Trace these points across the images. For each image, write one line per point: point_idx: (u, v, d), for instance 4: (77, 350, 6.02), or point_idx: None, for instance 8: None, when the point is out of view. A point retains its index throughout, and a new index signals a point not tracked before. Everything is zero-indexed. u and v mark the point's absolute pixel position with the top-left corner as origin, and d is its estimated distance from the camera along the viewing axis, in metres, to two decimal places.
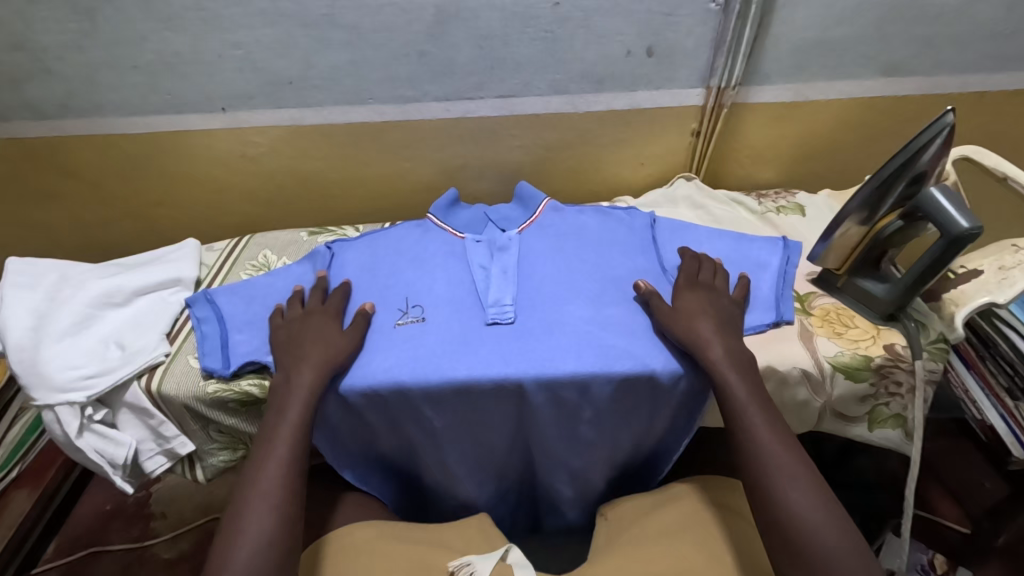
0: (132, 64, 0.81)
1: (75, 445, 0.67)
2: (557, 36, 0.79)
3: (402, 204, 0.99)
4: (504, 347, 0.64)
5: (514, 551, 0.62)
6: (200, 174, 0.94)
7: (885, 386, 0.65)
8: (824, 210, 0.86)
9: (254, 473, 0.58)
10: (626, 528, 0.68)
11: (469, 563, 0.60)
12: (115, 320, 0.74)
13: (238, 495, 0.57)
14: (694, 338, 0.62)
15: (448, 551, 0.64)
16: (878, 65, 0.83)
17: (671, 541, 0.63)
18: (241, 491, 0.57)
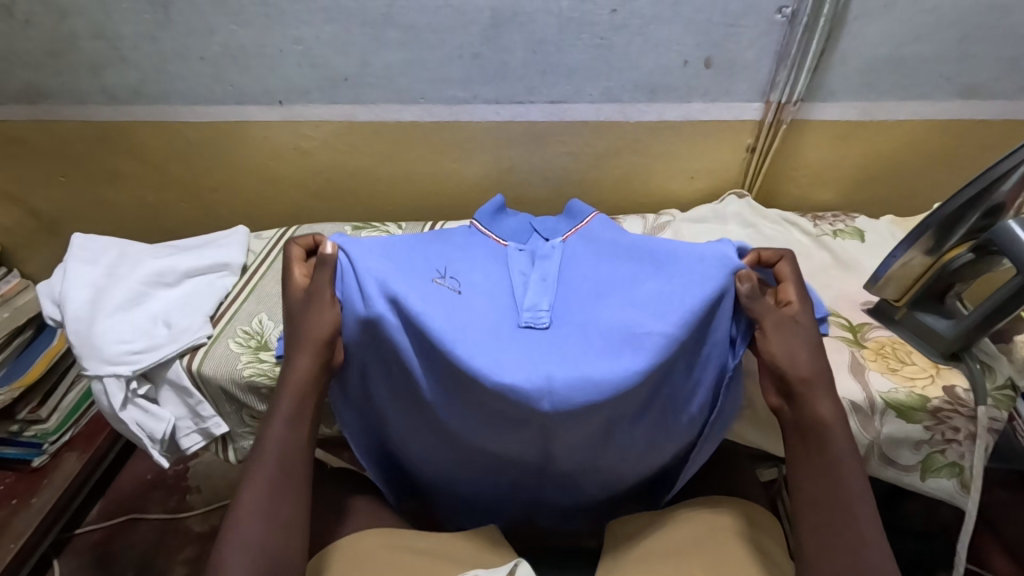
0: (199, 55, 0.84)
1: (119, 416, 0.70)
2: (613, 43, 0.77)
3: (445, 205, 1.00)
4: (536, 350, 0.63)
5: (523, 566, 0.63)
6: (256, 164, 0.97)
7: (941, 432, 0.60)
8: (886, 236, 0.81)
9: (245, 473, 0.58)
10: (638, 547, 0.67)
11: None
12: (164, 299, 0.77)
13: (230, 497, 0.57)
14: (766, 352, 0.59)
15: (452, 563, 0.64)
16: (956, 87, 0.78)
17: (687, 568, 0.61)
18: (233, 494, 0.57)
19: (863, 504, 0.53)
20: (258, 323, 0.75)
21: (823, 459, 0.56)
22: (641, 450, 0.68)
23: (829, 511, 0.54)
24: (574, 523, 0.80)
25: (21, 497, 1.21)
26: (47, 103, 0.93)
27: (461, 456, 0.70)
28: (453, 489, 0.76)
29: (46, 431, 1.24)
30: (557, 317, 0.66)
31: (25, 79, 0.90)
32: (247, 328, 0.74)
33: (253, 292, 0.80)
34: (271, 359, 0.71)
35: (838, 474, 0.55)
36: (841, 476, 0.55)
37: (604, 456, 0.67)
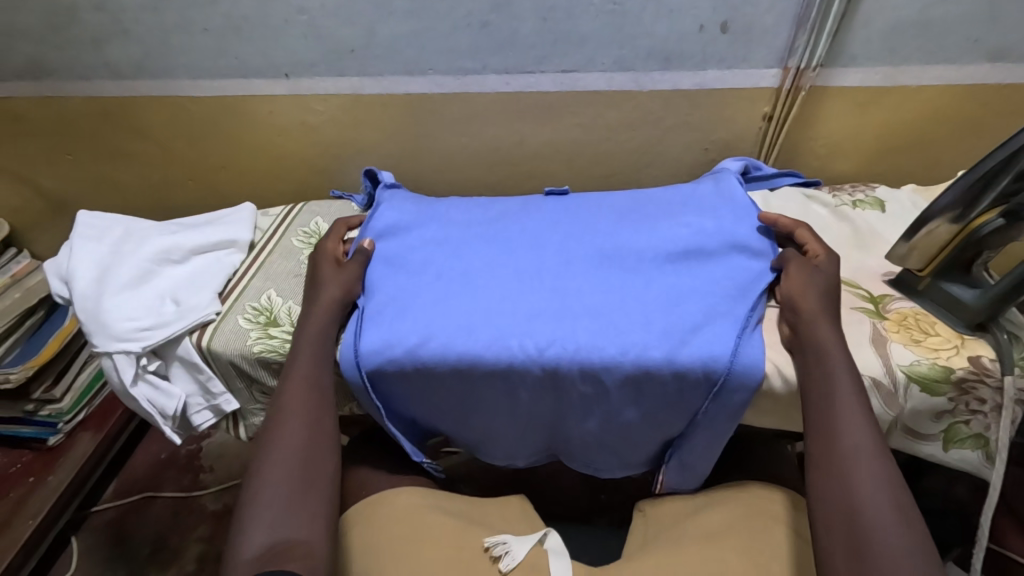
0: (203, 27, 0.82)
1: (130, 392, 0.69)
2: (626, 8, 0.75)
3: (454, 179, 0.97)
4: (548, 241, 0.76)
5: (552, 537, 0.68)
6: (261, 140, 0.96)
7: (965, 403, 0.58)
8: (908, 207, 0.78)
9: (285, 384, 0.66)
10: (667, 530, 0.70)
11: (505, 542, 0.67)
12: (172, 277, 0.76)
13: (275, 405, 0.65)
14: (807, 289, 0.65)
15: (486, 528, 0.69)
16: (985, 49, 0.75)
17: (713, 546, 0.65)
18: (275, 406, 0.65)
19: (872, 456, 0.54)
20: (266, 299, 0.74)
21: (821, 387, 0.58)
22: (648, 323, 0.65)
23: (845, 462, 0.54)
24: (592, 456, 0.73)
25: (38, 475, 1.23)
26: (50, 79, 0.91)
27: (457, 330, 0.66)
28: (452, 398, 0.69)
29: (61, 411, 1.26)
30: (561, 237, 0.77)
31: (27, 54, 0.88)
32: (256, 304, 0.74)
33: (261, 269, 0.79)
34: (281, 335, 0.70)
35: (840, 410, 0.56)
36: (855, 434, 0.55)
37: (618, 323, 0.65)
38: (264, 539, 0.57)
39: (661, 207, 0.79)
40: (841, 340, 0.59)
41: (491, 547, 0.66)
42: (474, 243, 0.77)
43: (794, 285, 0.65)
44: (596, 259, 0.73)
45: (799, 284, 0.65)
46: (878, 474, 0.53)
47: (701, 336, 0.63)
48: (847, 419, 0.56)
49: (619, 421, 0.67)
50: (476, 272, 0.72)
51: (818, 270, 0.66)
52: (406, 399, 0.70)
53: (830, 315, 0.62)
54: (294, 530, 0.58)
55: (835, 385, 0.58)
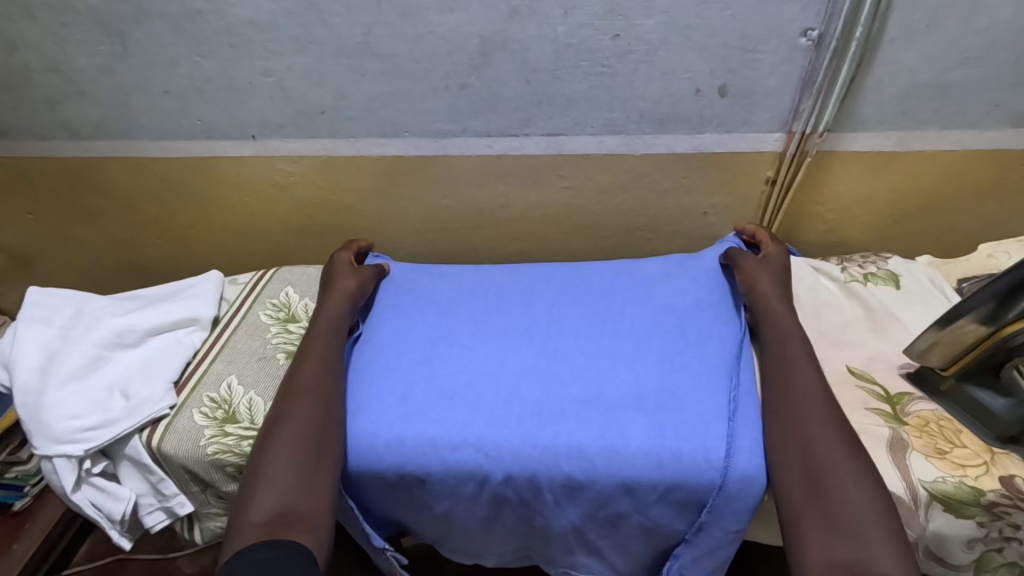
0: (163, 89, 0.77)
1: (72, 499, 0.63)
2: (615, 71, 0.69)
3: (437, 240, 0.92)
4: (545, 297, 0.74)
5: None
6: (231, 200, 0.90)
7: (998, 529, 0.52)
8: (925, 283, 0.72)
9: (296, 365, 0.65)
10: None
11: None
12: (126, 360, 0.71)
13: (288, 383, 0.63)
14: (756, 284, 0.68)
15: None
16: (1006, 113, 0.69)
17: None
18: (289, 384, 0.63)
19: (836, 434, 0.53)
20: (226, 389, 0.68)
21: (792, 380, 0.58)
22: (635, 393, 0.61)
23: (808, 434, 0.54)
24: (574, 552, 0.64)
25: (3, 543, 1.16)
26: (6, 139, 0.86)
27: (447, 379, 0.65)
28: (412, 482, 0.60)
29: (28, 473, 1.19)
30: (555, 292, 0.74)
31: None
32: (214, 396, 0.67)
33: (223, 350, 0.73)
34: (238, 433, 0.64)
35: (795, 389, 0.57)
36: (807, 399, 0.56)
37: (600, 388, 0.62)
38: (274, 505, 0.53)
39: (653, 281, 0.73)
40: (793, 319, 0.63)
41: None
42: (465, 304, 0.74)
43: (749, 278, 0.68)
44: (587, 325, 0.69)
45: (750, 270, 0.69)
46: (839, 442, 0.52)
47: (689, 428, 0.58)
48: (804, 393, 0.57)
49: (606, 511, 0.59)
50: (469, 330, 0.70)
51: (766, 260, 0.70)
52: (364, 492, 0.63)
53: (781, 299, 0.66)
54: (304, 490, 0.54)
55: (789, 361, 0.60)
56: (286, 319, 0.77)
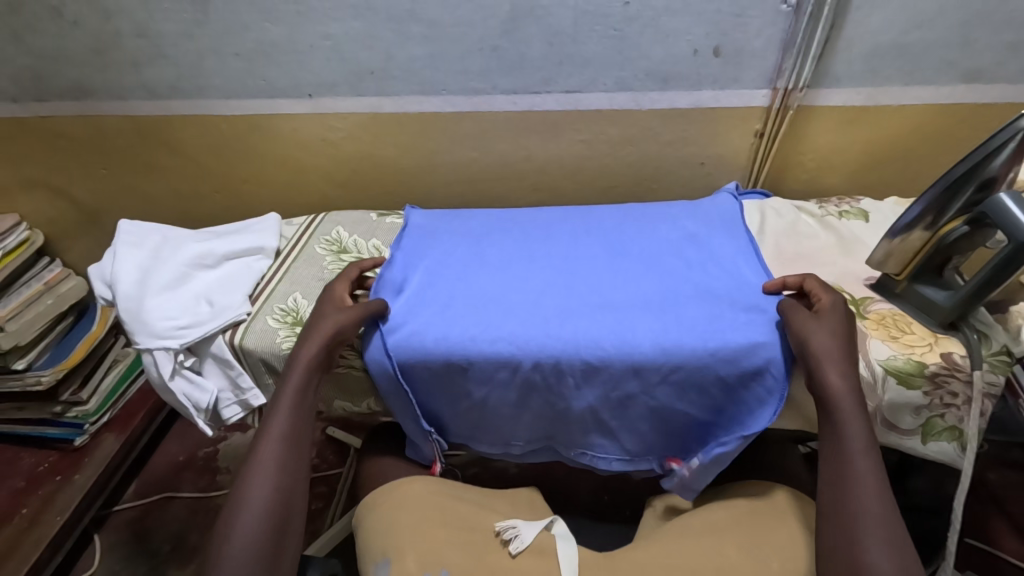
0: (235, 52, 0.89)
1: (168, 386, 0.75)
2: (625, 34, 0.81)
3: (466, 190, 1.03)
4: (560, 235, 0.85)
5: (558, 523, 0.72)
6: (285, 155, 1.02)
7: (940, 397, 0.63)
8: (890, 217, 0.84)
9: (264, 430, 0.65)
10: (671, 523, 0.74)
11: (515, 527, 0.71)
12: (206, 280, 0.83)
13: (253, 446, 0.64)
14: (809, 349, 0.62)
15: (496, 513, 0.75)
16: (959, 71, 0.81)
17: (716, 538, 0.69)
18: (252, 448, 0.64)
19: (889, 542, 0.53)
20: (293, 301, 0.80)
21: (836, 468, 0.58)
22: (643, 300, 0.73)
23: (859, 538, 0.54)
24: (592, 435, 0.75)
25: (64, 474, 1.28)
26: (92, 99, 0.98)
27: (478, 304, 0.75)
28: (454, 372, 0.71)
29: (87, 412, 1.32)
30: (569, 229, 0.86)
31: (72, 76, 0.96)
32: (283, 306, 0.80)
33: (287, 273, 0.85)
34: None
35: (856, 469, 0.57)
36: (865, 508, 0.55)
37: (612, 302, 0.73)
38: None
39: (654, 219, 0.85)
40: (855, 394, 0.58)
41: (502, 531, 0.71)
42: (494, 238, 0.86)
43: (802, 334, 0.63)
44: (602, 251, 0.81)
45: (806, 328, 0.64)
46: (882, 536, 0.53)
47: (688, 322, 0.69)
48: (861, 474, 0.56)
49: (619, 394, 0.70)
50: (499, 260, 0.82)
51: (825, 315, 0.64)
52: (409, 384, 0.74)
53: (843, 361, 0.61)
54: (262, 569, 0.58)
55: (849, 451, 0.58)
56: (339, 251, 0.89)
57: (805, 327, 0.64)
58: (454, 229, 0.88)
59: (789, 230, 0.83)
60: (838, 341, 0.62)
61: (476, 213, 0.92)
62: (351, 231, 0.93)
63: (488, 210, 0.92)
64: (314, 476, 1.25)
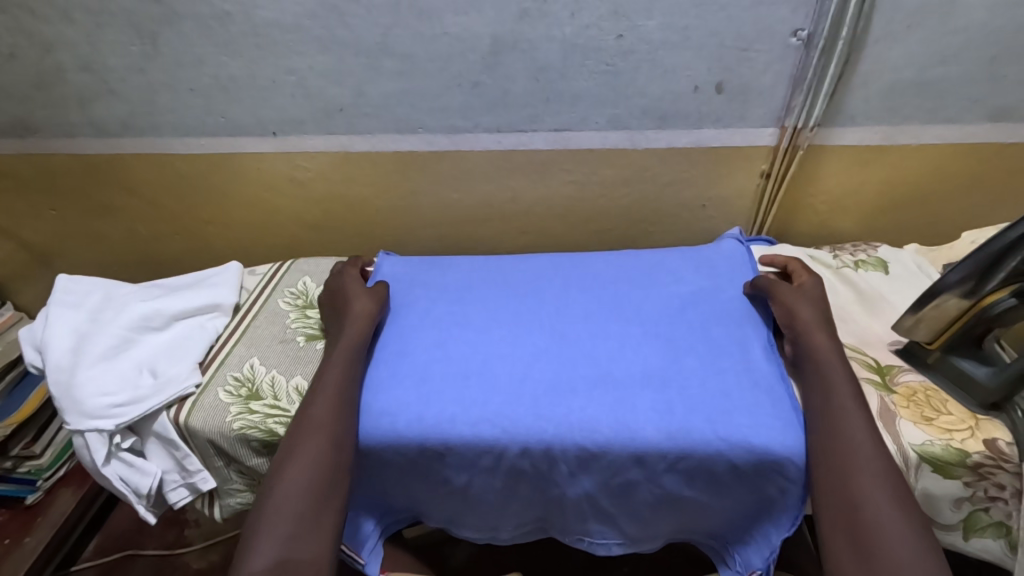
0: (190, 87, 0.81)
1: (101, 472, 0.66)
2: (619, 69, 0.74)
3: (448, 232, 0.95)
4: (549, 289, 0.77)
5: None
6: (250, 195, 0.94)
7: (983, 488, 0.55)
8: (913, 268, 0.76)
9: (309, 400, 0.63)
10: None
11: None
12: (153, 343, 0.74)
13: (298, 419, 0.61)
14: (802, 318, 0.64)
15: None
16: (985, 109, 0.74)
17: None
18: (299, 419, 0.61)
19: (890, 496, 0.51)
20: (249, 368, 0.71)
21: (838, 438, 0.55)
22: (644, 369, 0.65)
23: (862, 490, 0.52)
24: (589, 524, 0.67)
25: (14, 536, 1.17)
26: (36, 137, 0.90)
27: (456, 376, 0.66)
28: (432, 459, 0.63)
29: (40, 467, 1.21)
30: (560, 282, 0.78)
31: (11, 113, 0.87)
32: (237, 375, 0.71)
33: (244, 334, 0.76)
34: (263, 410, 0.67)
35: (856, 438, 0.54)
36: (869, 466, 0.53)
37: (609, 373, 0.65)
38: (276, 555, 0.53)
39: (653, 270, 0.78)
40: (840, 352, 0.60)
41: None
42: (476, 294, 0.78)
43: (787, 303, 0.66)
44: (595, 308, 0.74)
45: (791, 302, 0.66)
46: (899, 502, 0.51)
47: (693, 403, 0.61)
48: (860, 446, 0.54)
49: (620, 481, 0.61)
50: (481, 321, 0.73)
51: (806, 292, 0.67)
52: (378, 472, 0.65)
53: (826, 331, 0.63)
54: (307, 545, 0.54)
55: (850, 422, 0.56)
56: (304, 305, 0.80)
57: (790, 302, 0.66)
58: (431, 282, 0.80)
59: None
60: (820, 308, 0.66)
61: (455, 261, 0.84)
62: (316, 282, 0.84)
63: (469, 259, 0.84)
64: None
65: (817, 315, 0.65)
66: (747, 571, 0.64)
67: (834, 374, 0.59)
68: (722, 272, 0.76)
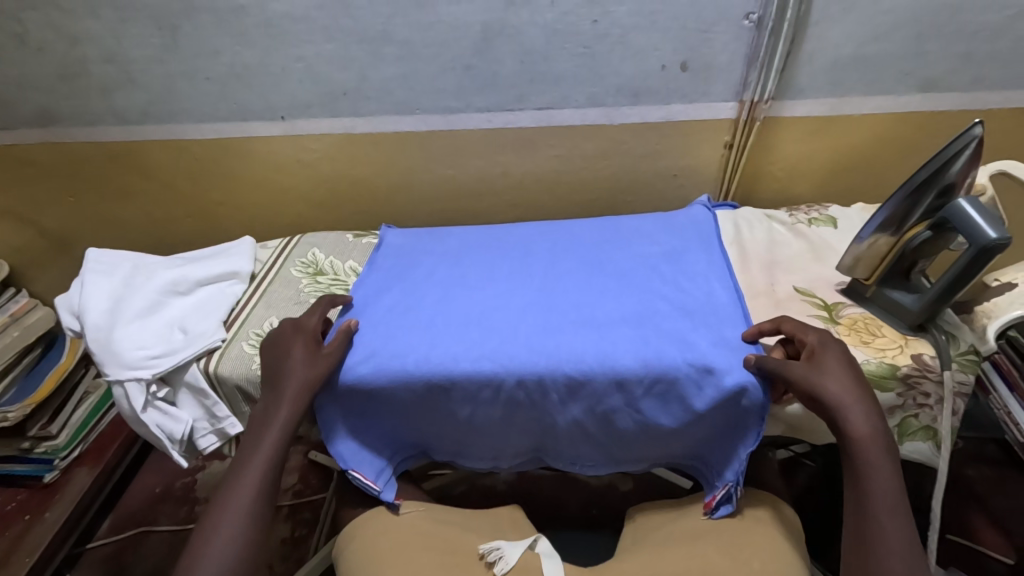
0: (205, 75, 0.88)
1: (140, 418, 0.73)
2: (596, 51, 0.83)
3: (444, 207, 1.03)
4: (536, 252, 0.86)
5: (542, 542, 0.72)
6: (259, 177, 1.01)
7: (913, 397, 0.65)
8: (858, 222, 0.86)
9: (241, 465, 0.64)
10: (656, 530, 0.74)
11: (499, 548, 0.70)
12: (179, 306, 0.81)
13: (227, 484, 0.63)
14: (814, 385, 0.60)
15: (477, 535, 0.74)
16: (917, 81, 0.84)
17: (700, 545, 0.68)
18: (227, 483, 0.63)
19: (896, 521, 0.55)
20: (269, 325, 0.79)
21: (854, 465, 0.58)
22: (622, 314, 0.74)
23: (875, 518, 0.56)
24: (579, 449, 0.75)
25: (34, 512, 1.22)
26: (58, 126, 0.96)
27: (456, 325, 0.74)
28: (439, 393, 0.71)
29: (56, 447, 1.27)
30: (546, 244, 0.87)
31: (36, 104, 0.94)
32: (259, 330, 0.78)
33: (262, 297, 0.84)
34: None
35: (886, 532, 0.55)
36: (889, 489, 0.56)
37: (590, 319, 0.74)
38: None
39: (630, 232, 0.87)
40: (858, 398, 0.59)
41: (486, 554, 0.70)
42: (472, 256, 0.86)
43: (805, 380, 0.61)
44: (578, 264, 0.82)
45: (811, 378, 0.61)
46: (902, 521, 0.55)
47: (664, 339, 0.69)
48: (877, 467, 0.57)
49: (604, 406, 0.70)
50: (477, 279, 0.82)
51: (820, 364, 0.62)
52: (389, 407, 0.73)
53: (865, 408, 0.59)
54: None
55: (863, 449, 0.58)
56: (315, 272, 0.88)
57: (809, 379, 0.61)
58: (431, 247, 0.89)
59: (762, 237, 0.84)
60: (842, 376, 0.61)
61: (452, 230, 0.92)
62: (324, 253, 0.92)
63: (464, 229, 0.93)
64: (298, 501, 1.23)
65: (848, 390, 0.60)
66: (721, 486, 0.71)
67: (853, 415, 0.59)
68: (693, 232, 0.85)
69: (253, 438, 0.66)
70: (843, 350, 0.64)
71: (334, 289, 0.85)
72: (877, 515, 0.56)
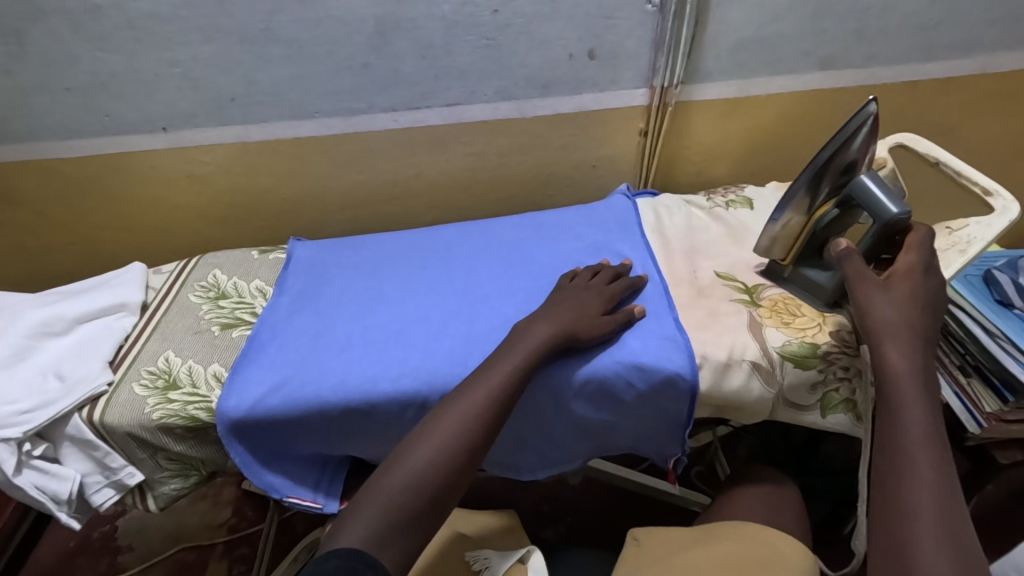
0: (65, 86, 0.78)
1: (13, 483, 0.63)
2: (499, 42, 0.79)
3: (358, 213, 0.97)
4: (457, 256, 0.82)
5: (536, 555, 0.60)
6: (145, 194, 0.92)
7: (834, 372, 0.65)
8: (772, 201, 0.87)
9: (411, 442, 0.54)
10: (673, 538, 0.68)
11: (486, 556, 0.62)
12: (54, 349, 0.72)
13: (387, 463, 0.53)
14: (866, 305, 0.57)
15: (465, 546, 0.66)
16: (816, 59, 0.85)
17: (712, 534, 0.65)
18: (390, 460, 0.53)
19: (933, 461, 0.48)
20: (164, 361, 0.71)
21: (887, 404, 0.52)
22: None
23: (907, 458, 0.48)
24: (515, 458, 0.72)
25: None
26: None
27: (373, 343, 0.69)
28: (359, 419, 0.66)
29: None
30: (467, 246, 0.83)
31: None
32: (152, 368, 0.70)
33: (156, 329, 0.76)
34: (183, 399, 0.67)
35: (917, 462, 0.48)
36: (920, 426, 0.50)
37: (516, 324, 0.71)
38: None
39: (552, 228, 0.84)
40: (908, 331, 0.54)
41: (472, 561, 0.62)
42: (388, 265, 0.81)
43: (865, 297, 0.57)
44: (500, 266, 0.79)
45: (870, 295, 0.57)
46: (935, 460, 0.48)
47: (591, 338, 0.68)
48: (909, 404, 0.51)
49: (536, 412, 0.67)
50: (394, 290, 0.77)
51: (893, 285, 0.57)
52: (304, 438, 0.67)
53: (907, 342, 0.54)
54: None
55: (898, 383, 0.52)
56: (217, 296, 0.80)
57: (862, 298, 0.57)
58: (343, 260, 0.83)
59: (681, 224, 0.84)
60: (905, 301, 0.56)
61: (365, 239, 0.87)
62: (225, 274, 0.84)
63: (378, 237, 0.87)
64: (231, 538, 1.13)
65: (902, 319, 0.55)
66: None
67: (890, 345, 0.54)
68: (612, 224, 0.83)
69: (437, 410, 0.57)
70: (930, 285, 0.58)
71: (240, 313, 0.78)
72: (907, 446, 0.49)
